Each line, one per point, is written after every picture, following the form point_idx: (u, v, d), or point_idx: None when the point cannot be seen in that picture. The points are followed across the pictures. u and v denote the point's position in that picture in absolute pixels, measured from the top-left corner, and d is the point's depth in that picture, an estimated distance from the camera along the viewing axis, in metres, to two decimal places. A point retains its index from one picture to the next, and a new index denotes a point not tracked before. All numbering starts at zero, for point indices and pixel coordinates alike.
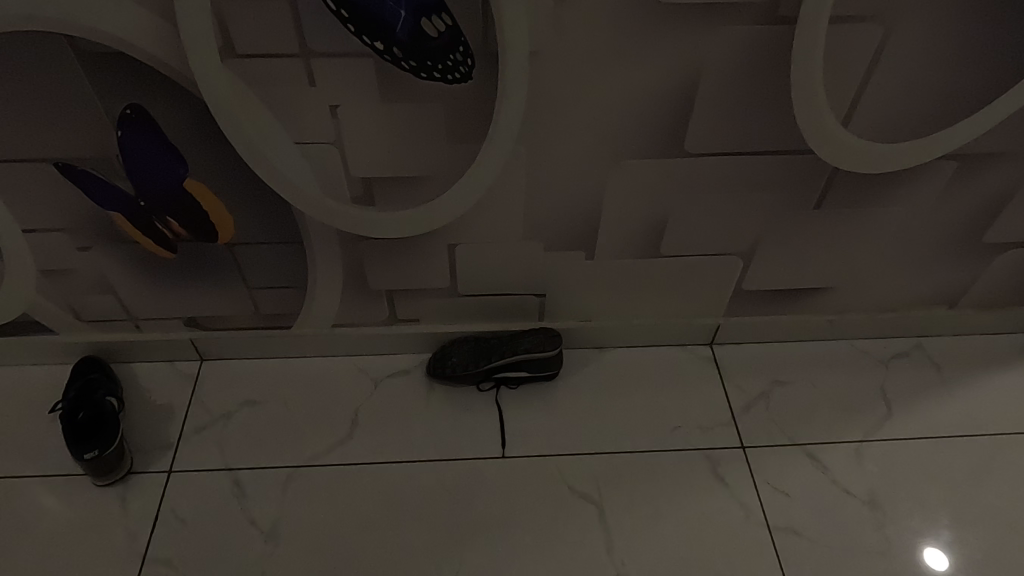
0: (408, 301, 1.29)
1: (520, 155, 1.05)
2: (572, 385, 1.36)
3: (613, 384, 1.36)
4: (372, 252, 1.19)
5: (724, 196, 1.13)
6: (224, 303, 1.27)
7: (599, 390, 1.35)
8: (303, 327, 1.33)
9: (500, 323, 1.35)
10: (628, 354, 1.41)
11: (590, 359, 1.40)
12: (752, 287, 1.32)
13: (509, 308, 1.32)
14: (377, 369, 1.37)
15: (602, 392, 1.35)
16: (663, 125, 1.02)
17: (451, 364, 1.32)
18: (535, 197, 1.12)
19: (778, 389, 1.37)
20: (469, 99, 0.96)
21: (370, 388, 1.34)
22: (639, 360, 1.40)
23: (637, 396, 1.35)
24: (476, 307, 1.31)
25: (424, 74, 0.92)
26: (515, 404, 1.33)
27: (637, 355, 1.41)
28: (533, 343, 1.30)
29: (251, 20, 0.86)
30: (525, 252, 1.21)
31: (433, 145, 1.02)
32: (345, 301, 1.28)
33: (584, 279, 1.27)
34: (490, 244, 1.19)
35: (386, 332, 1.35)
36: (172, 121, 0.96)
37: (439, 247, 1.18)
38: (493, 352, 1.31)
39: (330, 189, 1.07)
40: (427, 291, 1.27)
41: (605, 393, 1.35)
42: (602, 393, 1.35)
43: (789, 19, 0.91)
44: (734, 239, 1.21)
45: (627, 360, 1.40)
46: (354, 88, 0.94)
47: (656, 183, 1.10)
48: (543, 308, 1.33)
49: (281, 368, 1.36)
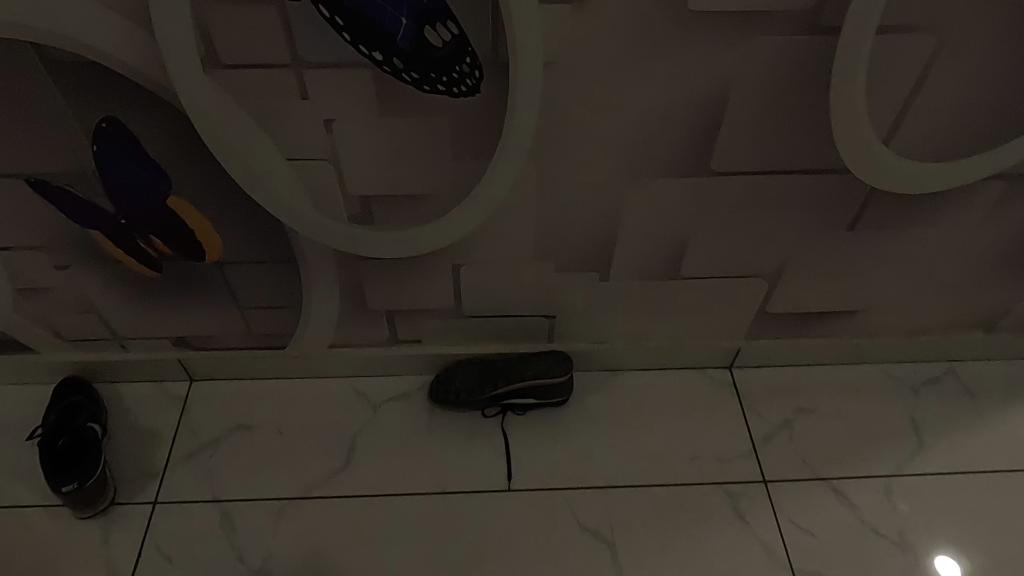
0: (409, 322, 1.21)
1: (531, 172, 0.97)
2: (583, 410, 1.28)
3: (627, 410, 1.29)
4: (372, 272, 1.11)
5: (751, 216, 1.05)
6: (213, 323, 1.19)
7: (612, 417, 1.28)
8: (298, 348, 1.25)
9: (507, 344, 1.27)
10: (642, 378, 1.33)
11: (602, 383, 1.32)
12: (777, 310, 1.23)
13: (517, 330, 1.24)
14: (376, 392, 1.29)
15: (615, 418, 1.28)
16: (687, 141, 0.93)
17: (455, 389, 1.24)
18: (547, 216, 1.03)
19: (802, 418, 1.29)
20: (476, 112, 0.88)
21: (369, 412, 1.27)
22: (654, 384, 1.32)
23: (652, 423, 1.27)
24: (481, 328, 1.24)
25: (427, 86, 0.83)
26: (523, 431, 1.25)
27: (652, 379, 1.33)
28: (541, 367, 1.22)
29: (236, 28, 0.78)
30: (535, 273, 1.13)
31: (436, 163, 0.94)
32: (342, 321, 1.21)
33: (597, 300, 1.19)
34: (498, 265, 1.11)
35: (386, 353, 1.27)
36: (151, 135, 0.88)
37: (443, 267, 1.10)
38: (499, 376, 1.23)
39: (325, 207, 0.99)
40: (430, 311, 1.19)
41: (618, 419, 1.27)
42: (615, 421, 1.27)
43: (832, 28, 0.82)
44: (760, 261, 1.13)
45: (642, 384, 1.32)
46: (350, 101, 0.86)
47: (677, 203, 1.02)
48: (553, 330, 1.25)
49: (275, 390, 1.29)
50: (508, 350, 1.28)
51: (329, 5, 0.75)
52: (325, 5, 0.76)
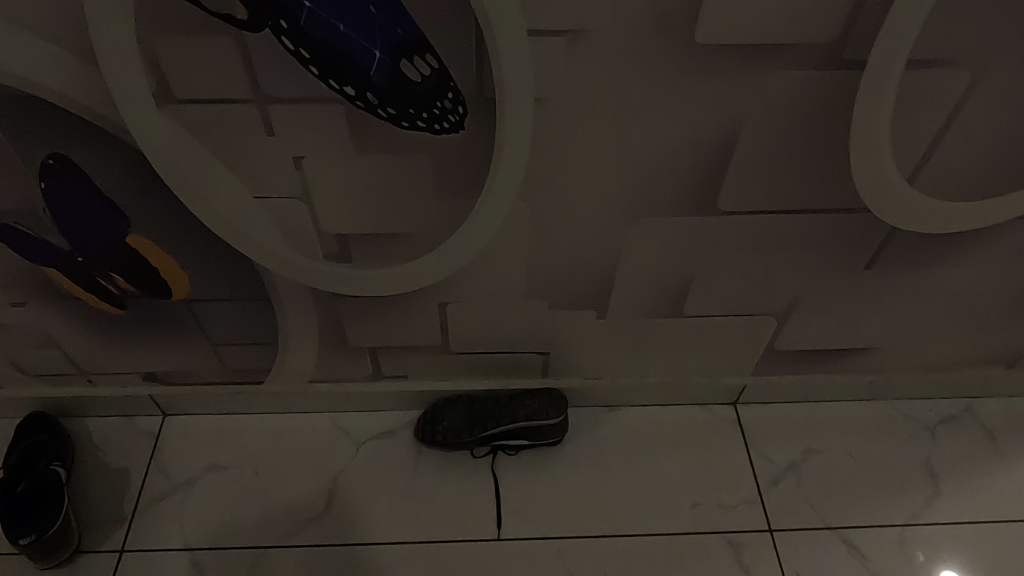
0: (395, 359, 1.14)
1: (523, 211, 0.89)
2: (578, 451, 1.21)
3: (625, 451, 1.22)
4: (351, 310, 1.03)
5: (760, 256, 0.97)
6: (185, 359, 1.12)
7: (609, 457, 1.21)
8: (276, 384, 1.18)
9: (499, 381, 1.20)
10: (642, 415, 1.26)
11: (599, 421, 1.25)
12: (786, 348, 1.16)
13: (509, 367, 1.17)
14: (359, 430, 1.22)
15: (613, 459, 1.21)
16: (693, 180, 0.86)
17: (443, 429, 1.17)
18: (540, 255, 0.96)
19: (810, 459, 1.22)
20: (460, 150, 0.80)
21: (352, 451, 1.20)
22: (655, 423, 1.25)
23: (651, 465, 1.20)
24: (471, 366, 1.16)
25: (405, 123, 0.75)
26: (514, 473, 1.18)
27: (652, 416, 1.26)
28: (535, 409, 1.15)
29: (191, 60, 0.70)
30: (528, 311, 1.05)
31: (418, 202, 0.86)
32: (323, 358, 1.13)
33: (593, 338, 1.12)
34: (487, 303, 1.03)
35: (370, 389, 1.20)
36: (104, 172, 0.81)
37: (428, 305, 1.03)
38: (490, 417, 1.16)
39: (299, 247, 0.92)
40: (416, 348, 1.12)
41: (616, 461, 1.20)
42: (612, 462, 1.20)
43: (855, 62, 0.74)
44: (768, 300, 1.05)
45: (641, 421, 1.25)
46: (321, 138, 0.78)
47: (681, 242, 0.94)
48: (547, 367, 1.17)
49: (253, 426, 1.22)
50: (499, 387, 1.20)
51: (292, 36, 0.67)
52: (287, 36, 0.67)
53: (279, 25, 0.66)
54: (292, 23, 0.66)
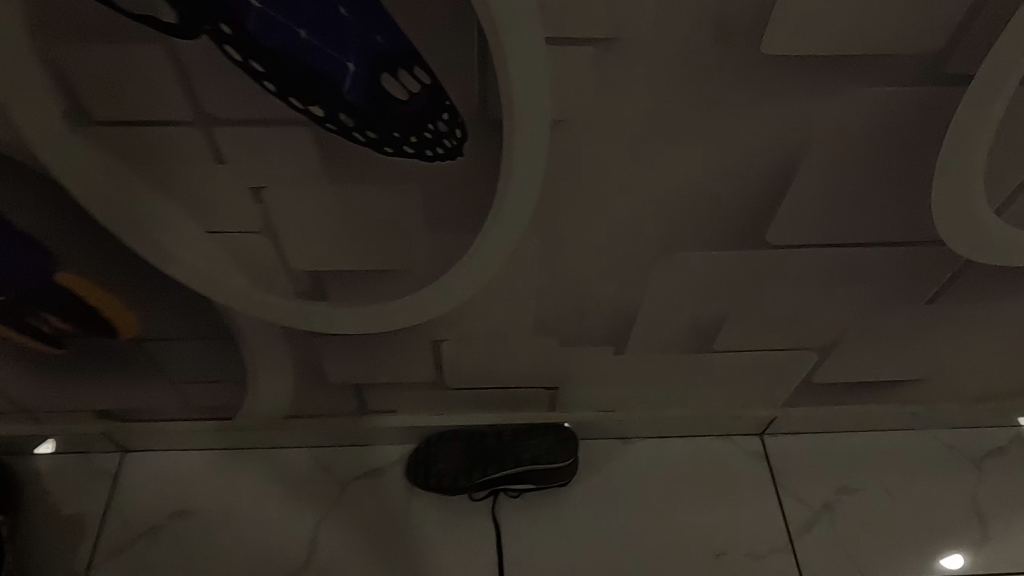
0: (381, 395, 1.00)
1: (532, 244, 0.74)
2: (589, 491, 1.09)
3: (640, 491, 1.09)
4: (331, 347, 0.89)
5: (809, 290, 0.83)
6: (141, 397, 0.98)
7: (622, 500, 1.08)
8: (248, 420, 1.04)
9: (500, 415, 1.06)
10: (658, 449, 1.13)
11: (612, 455, 1.12)
12: (824, 381, 1.03)
13: (511, 401, 1.03)
14: (344, 468, 1.09)
15: (626, 501, 1.08)
16: (739, 211, 0.71)
17: (438, 471, 1.03)
18: (551, 289, 0.81)
19: (846, 499, 1.10)
20: (458, 179, 0.65)
21: (335, 494, 1.07)
22: (673, 458, 1.12)
23: (668, 508, 1.08)
24: (468, 401, 1.03)
25: (389, 148, 0.60)
26: (518, 518, 1.06)
27: (670, 450, 1.13)
28: (540, 451, 1.02)
29: (109, 73, 0.55)
30: (534, 348, 0.91)
31: (407, 235, 0.71)
32: (300, 394, 0.99)
33: (609, 373, 0.98)
34: (487, 340, 0.89)
35: (354, 425, 1.06)
36: (17, 204, 0.65)
37: (420, 343, 0.89)
38: (490, 459, 1.03)
39: (265, 284, 0.77)
40: (406, 384, 0.98)
41: (628, 503, 1.08)
42: (626, 505, 1.08)
43: (956, 77, 0.58)
44: (812, 334, 0.91)
45: (658, 456, 1.12)
46: (285, 166, 0.62)
47: (718, 277, 0.80)
48: (555, 401, 1.04)
49: (224, 463, 1.09)
50: (501, 421, 1.06)
51: (239, 44, 0.51)
52: (233, 44, 0.51)
53: (220, 31, 0.50)
54: (236, 28, 0.50)
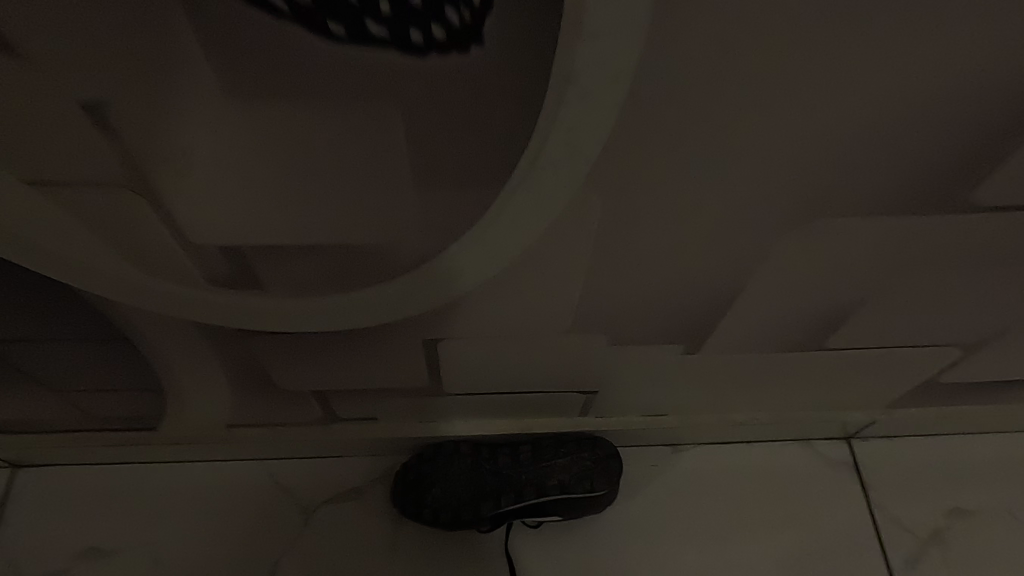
0: (354, 402, 0.73)
1: (588, 204, 0.45)
2: (629, 516, 0.83)
3: (697, 516, 0.84)
4: (274, 347, 0.61)
5: (991, 271, 0.55)
6: (16, 407, 0.70)
7: (675, 528, 0.83)
8: (175, 430, 0.77)
9: (516, 424, 0.79)
10: (719, 459, 0.87)
11: (658, 468, 0.86)
12: (953, 381, 0.76)
13: (532, 409, 0.76)
14: (308, 487, 0.83)
15: (680, 530, 0.83)
16: (940, 151, 0.42)
17: (434, 500, 0.77)
18: (608, 271, 0.53)
19: (959, 526, 0.85)
20: (470, 94, 0.35)
21: (298, 524, 0.81)
22: (737, 471, 0.87)
23: (735, 539, 0.83)
24: (473, 409, 0.75)
25: (333, 19, 0.30)
26: (538, 555, 0.81)
27: (734, 461, 0.87)
28: (571, 473, 0.76)
29: None
30: (571, 347, 0.63)
31: (382, 190, 0.42)
32: (240, 401, 0.72)
33: (668, 375, 0.71)
34: (505, 338, 0.61)
35: (319, 436, 0.79)
36: None
37: (405, 342, 0.61)
38: (504, 485, 0.76)
39: (155, 263, 0.48)
40: (387, 390, 0.70)
41: (683, 532, 0.83)
42: (680, 535, 0.83)
43: None
44: (965, 328, 0.64)
45: (718, 468, 0.87)
46: (143, 62, 0.33)
47: (866, 252, 0.51)
48: (590, 407, 0.77)
49: (149, 482, 0.82)
50: (516, 431, 0.79)
51: None
52: None
53: None
54: None
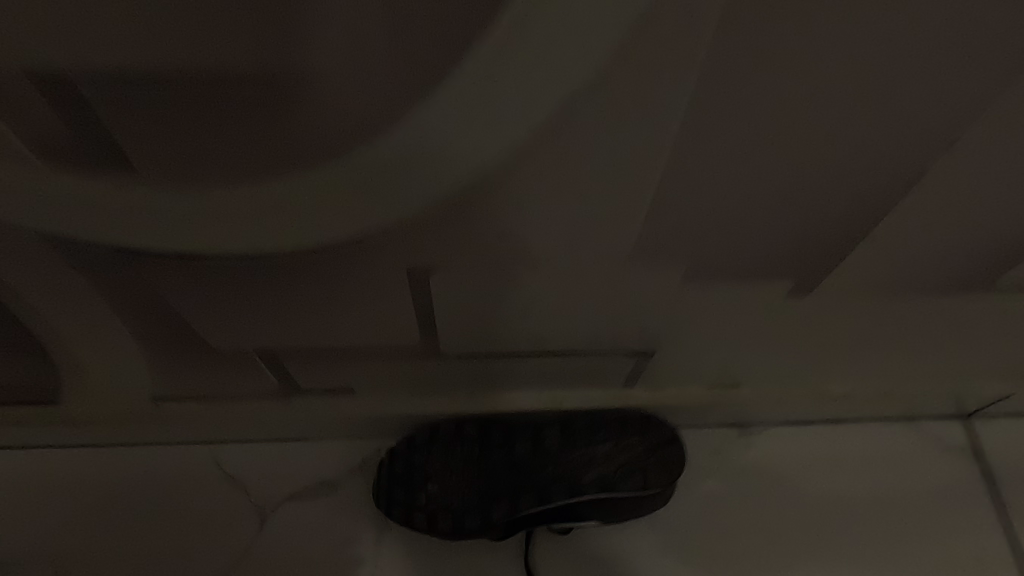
0: (318, 367, 0.53)
1: (691, 3, 0.25)
2: (689, 519, 0.63)
3: (779, 518, 0.63)
4: (184, 280, 0.40)
5: None
6: None
7: (751, 534, 0.63)
8: (81, 403, 0.57)
9: (541, 392, 0.59)
10: (803, 445, 0.67)
11: (726, 457, 0.66)
12: None
13: (563, 376, 0.57)
14: (265, 481, 0.62)
15: (758, 537, 0.63)
16: None
17: (432, 502, 0.57)
18: (704, 144, 0.33)
19: None
20: None
21: (249, 530, 0.60)
22: (829, 459, 0.66)
23: (832, 548, 0.62)
24: (484, 374, 0.56)
25: None
26: (570, 570, 0.60)
27: (823, 447, 0.67)
28: (614, 465, 0.56)
29: None
30: (629, 282, 0.43)
31: None
32: (162, 362, 0.52)
33: (759, 327, 0.50)
34: (532, 266, 0.41)
35: (277, 414, 0.59)
36: None
37: (381, 270, 0.40)
38: (524, 483, 0.56)
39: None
40: (362, 350, 0.50)
41: (762, 540, 0.62)
42: (757, 543, 0.62)
43: None
44: None
45: (802, 456, 0.66)
46: None
47: None
48: (642, 372, 0.57)
49: (52, 477, 0.62)
50: (541, 403, 0.60)
51: None
52: None
53: None
54: None
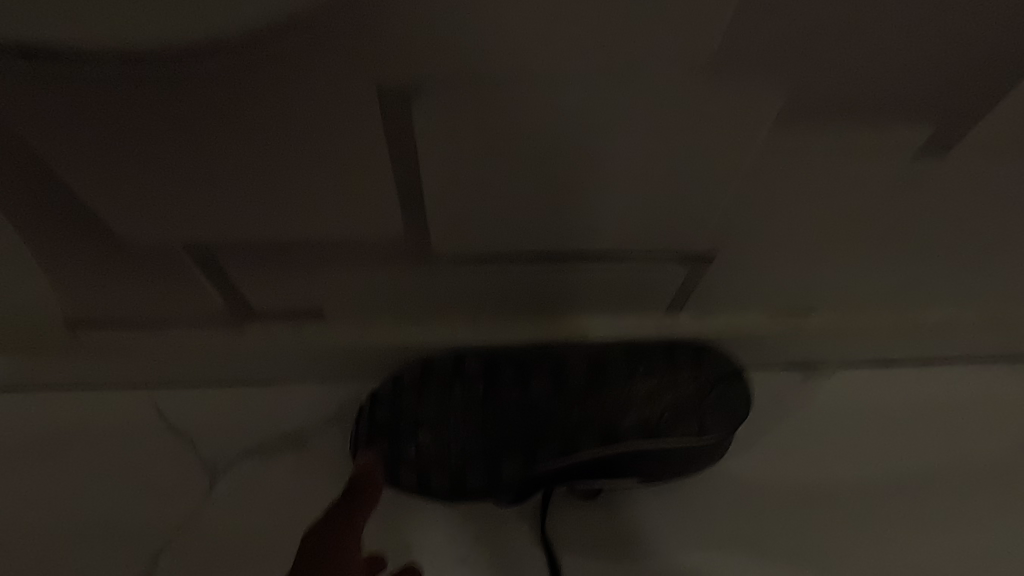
0: (272, 274, 0.40)
1: None
2: (744, 474, 0.50)
3: (858, 484, 0.50)
4: (47, 113, 0.27)
5: None
6: None
7: (825, 504, 0.49)
8: None
9: (563, 319, 0.46)
10: (887, 392, 0.53)
11: (792, 404, 0.53)
12: None
13: (590, 294, 0.44)
14: (216, 430, 0.50)
15: (834, 507, 0.49)
16: None
17: (426, 457, 0.44)
18: None
19: None
20: None
21: (195, 493, 0.48)
22: (918, 411, 0.53)
23: (929, 522, 0.49)
24: (488, 291, 0.43)
25: None
26: (595, 533, 0.48)
27: (910, 395, 0.53)
28: (661, 409, 0.44)
29: None
30: (695, 126, 0.30)
31: None
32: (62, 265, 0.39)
33: (861, 210, 0.37)
34: (558, 84, 0.28)
35: (223, 346, 0.47)
36: None
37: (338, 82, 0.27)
38: (547, 429, 0.44)
39: None
40: (325, 239, 0.37)
41: (839, 510, 0.49)
42: (834, 514, 0.49)
43: None
44: None
45: (886, 402, 0.53)
46: None
47: None
48: (695, 286, 0.44)
49: None
50: (563, 335, 0.46)
51: None
52: None
53: None
54: None
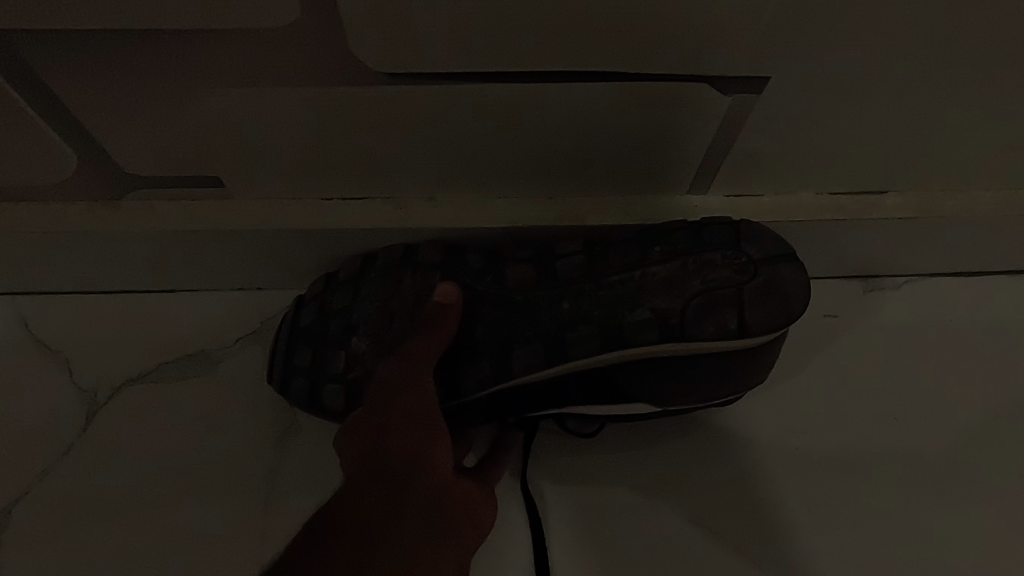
0: (138, 110, 0.29)
1: None
2: (793, 406, 0.39)
3: (939, 415, 0.38)
4: None
5: None
6: None
7: (906, 462, 0.37)
8: None
9: (557, 188, 0.35)
10: (978, 306, 0.41)
11: (854, 320, 0.41)
12: None
13: (585, 155, 0.33)
14: (104, 348, 0.38)
15: (919, 467, 0.37)
16: None
17: (358, 370, 0.33)
18: None
19: None
20: None
21: (61, 433, 0.37)
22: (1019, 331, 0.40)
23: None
24: (446, 147, 0.32)
25: None
26: (592, 474, 0.37)
27: (1007, 313, 0.41)
28: (682, 300, 0.31)
29: None
30: None
31: None
32: None
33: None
34: None
35: (88, 238, 0.34)
36: None
37: None
38: (525, 330, 0.33)
39: None
40: (202, 39, 0.26)
41: (927, 470, 0.37)
42: (911, 472, 0.37)
43: None
44: None
45: (974, 318, 0.41)
46: None
47: None
48: (734, 137, 0.32)
49: None
50: (558, 206, 0.35)
51: None
52: None
53: None
54: None
